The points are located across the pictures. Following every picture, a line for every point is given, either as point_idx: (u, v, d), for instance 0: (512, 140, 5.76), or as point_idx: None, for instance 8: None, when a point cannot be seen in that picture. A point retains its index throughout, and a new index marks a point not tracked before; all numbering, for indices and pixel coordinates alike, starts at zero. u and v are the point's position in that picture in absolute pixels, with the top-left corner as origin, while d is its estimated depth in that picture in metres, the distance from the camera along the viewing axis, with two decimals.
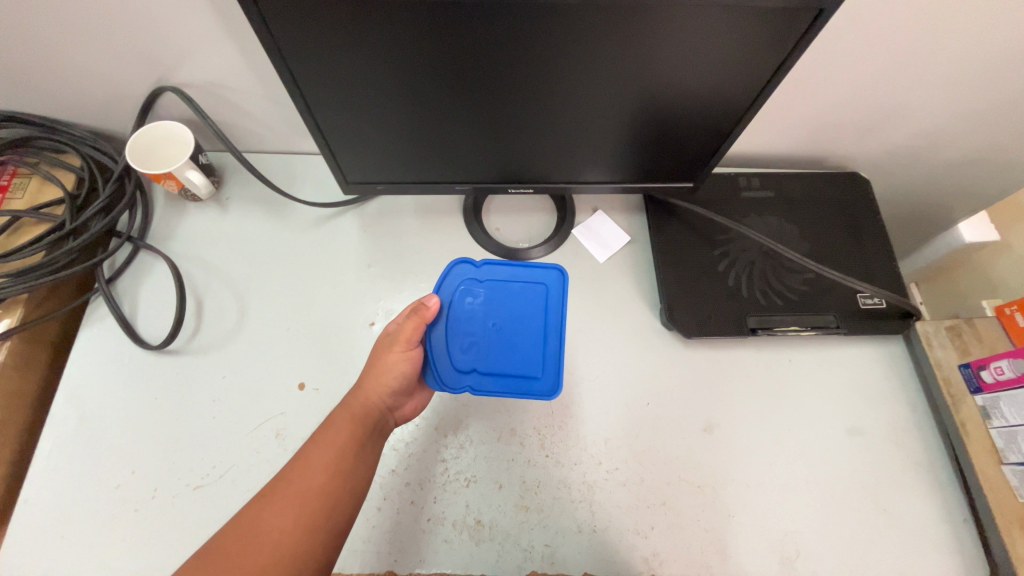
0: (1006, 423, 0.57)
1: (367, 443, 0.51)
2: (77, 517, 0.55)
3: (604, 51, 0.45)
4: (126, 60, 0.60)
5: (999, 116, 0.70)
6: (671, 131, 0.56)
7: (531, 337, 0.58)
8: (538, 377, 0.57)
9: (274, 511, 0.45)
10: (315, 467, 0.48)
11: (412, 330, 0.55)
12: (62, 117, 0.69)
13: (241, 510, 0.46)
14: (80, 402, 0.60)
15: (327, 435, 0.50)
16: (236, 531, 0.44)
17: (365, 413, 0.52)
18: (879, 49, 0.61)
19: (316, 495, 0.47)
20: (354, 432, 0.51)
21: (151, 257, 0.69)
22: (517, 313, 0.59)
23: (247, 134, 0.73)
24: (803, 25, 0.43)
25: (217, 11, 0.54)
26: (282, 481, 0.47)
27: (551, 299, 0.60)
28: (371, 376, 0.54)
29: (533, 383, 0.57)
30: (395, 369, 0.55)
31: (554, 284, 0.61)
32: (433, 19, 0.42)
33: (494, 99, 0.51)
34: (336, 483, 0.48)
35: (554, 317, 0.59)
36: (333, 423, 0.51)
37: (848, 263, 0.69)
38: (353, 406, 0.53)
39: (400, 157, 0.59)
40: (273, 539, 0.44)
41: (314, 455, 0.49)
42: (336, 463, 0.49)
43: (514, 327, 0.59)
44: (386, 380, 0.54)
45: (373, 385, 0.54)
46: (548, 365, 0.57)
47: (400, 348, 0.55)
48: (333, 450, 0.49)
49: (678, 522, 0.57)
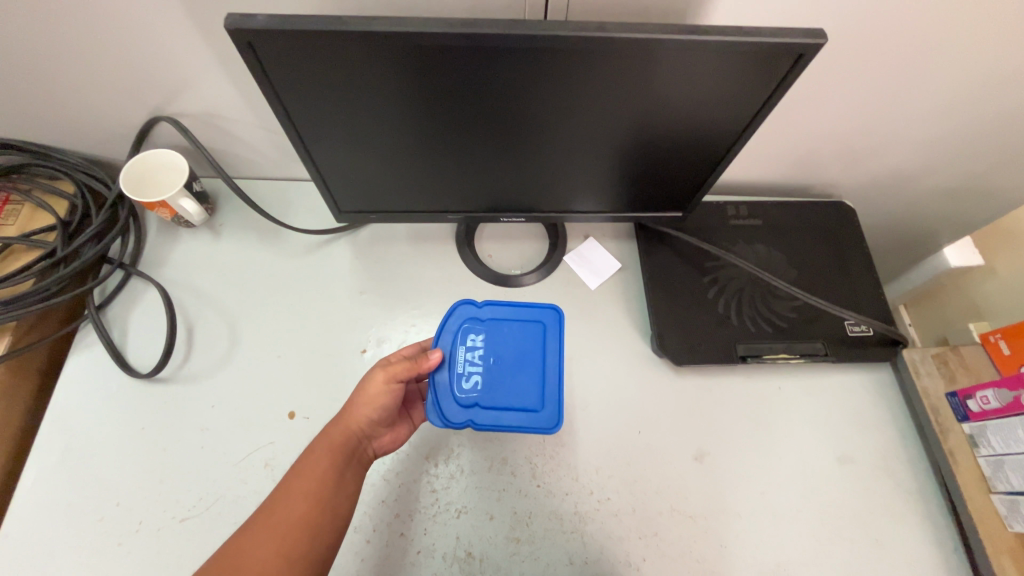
0: (994, 452, 0.57)
1: (346, 471, 0.50)
2: (58, 550, 0.54)
3: (593, 89, 0.46)
4: (125, 92, 0.61)
5: (976, 145, 0.72)
6: (659, 164, 0.57)
7: (530, 377, 0.59)
8: (540, 410, 0.57)
9: (256, 540, 0.44)
10: (295, 497, 0.47)
11: (401, 366, 0.54)
12: (57, 145, 0.69)
13: (223, 543, 0.44)
14: (66, 431, 0.60)
15: (306, 462, 0.49)
16: (216, 564, 0.43)
17: (345, 441, 0.51)
18: (859, 82, 0.63)
19: (298, 524, 0.46)
20: (333, 460, 0.50)
21: (143, 284, 0.69)
22: (516, 354, 0.60)
23: (242, 161, 0.74)
24: (785, 67, 0.44)
25: (215, 46, 0.56)
26: (263, 512, 0.46)
27: (549, 339, 0.60)
28: (354, 402, 0.53)
29: (534, 417, 0.57)
30: (377, 400, 0.53)
31: (552, 324, 0.61)
32: (428, 63, 0.43)
33: (487, 135, 0.52)
34: (318, 513, 0.47)
35: (552, 360, 0.59)
36: (312, 451, 0.50)
37: (835, 291, 0.71)
38: (333, 435, 0.51)
39: (394, 188, 0.60)
40: (255, 569, 0.43)
41: (294, 484, 0.48)
42: (316, 492, 0.48)
43: (514, 364, 0.59)
44: (369, 410, 0.53)
45: (354, 413, 0.52)
46: (547, 399, 0.58)
47: (381, 378, 0.54)
48: (314, 478, 0.48)
49: (672, 553, 0.57)
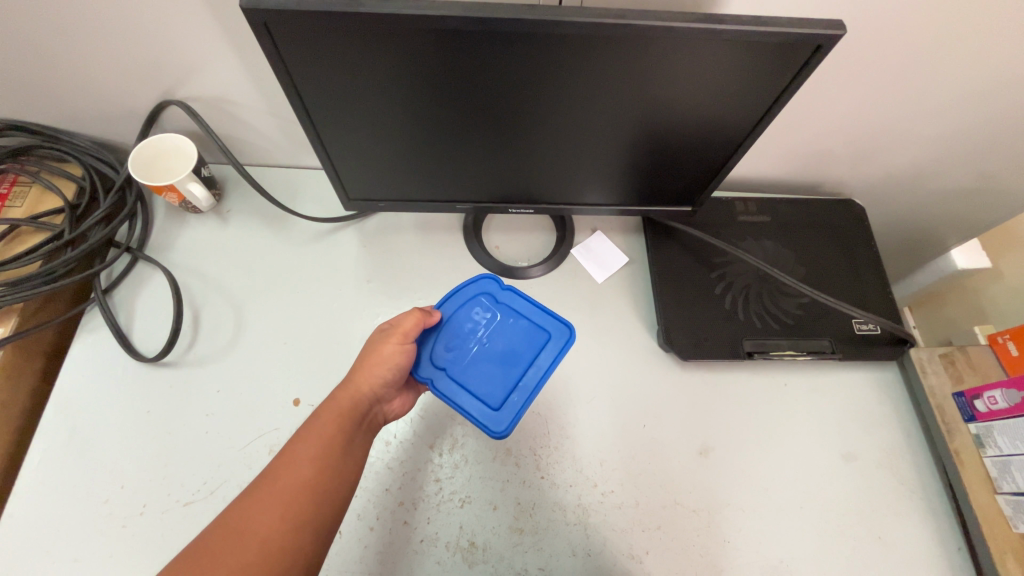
0: (1000, 452, 0.57)
1: (355, 437, 0.50)
2: (63, 531, 0.54)
3: (606, 78, 0.46)
4: (135, 75, 0.61)
5: (989, 147, 0.72)
6: (669, 156, 0.57)
7: (505, 375, 0.58)
8: (495, 410, 0.56)
9: (261, 505, 0.43)
10: (300, 462, 0.46)
11: (411, 324, 0.55)
12: (65, 128, 0.69)
13: (226, 508, 0.44)
14: (72, 413, 0.60)
15: (313, 428, 0.49)
16: (222, 529, 0.42)
17: (354, 406, 0.51)
18: (873, 79, 0.63)
19: (303, 490, 0.45)
20: (341, 425, 0.49)
21: (149, 268, 0.68)
22: (507, 347, 0.59)
23: (251, 148, 0.74)
24: (800, 59, 0.44)
25: (226, 31, 0.55)
26: (267, 476, 0.45)
27: (546, 351, 0.59)
28: (364, 365, 0.53)
29: (485, 412, 0.56)
30: (390, 360, 0.54)
31: (558, 340, 0.59)
32: (441, 47, 0.42)
33: (498, 123, 0.52)
34: (325, 480, 0.46)
35: (535, 373, 0.58)
36: (319, 418, 0.49)
37: (843, 288, 0.70)
38: (342, 400, 0.51)
39: (403, 176, 0.59)
40: (260, 535, 0.42)
41: (300, 449, 0.47)
42: (322, 458, 0.47)
43: (499, 357, 0.59)
44: (382, 372, 0.53)
45: (366, 374, 0.52)
46: (508, 404, 0.57)
47: (395, 341, 0.54)
48: (319, 443, 0.47)
49: (674, 547, 0.57)
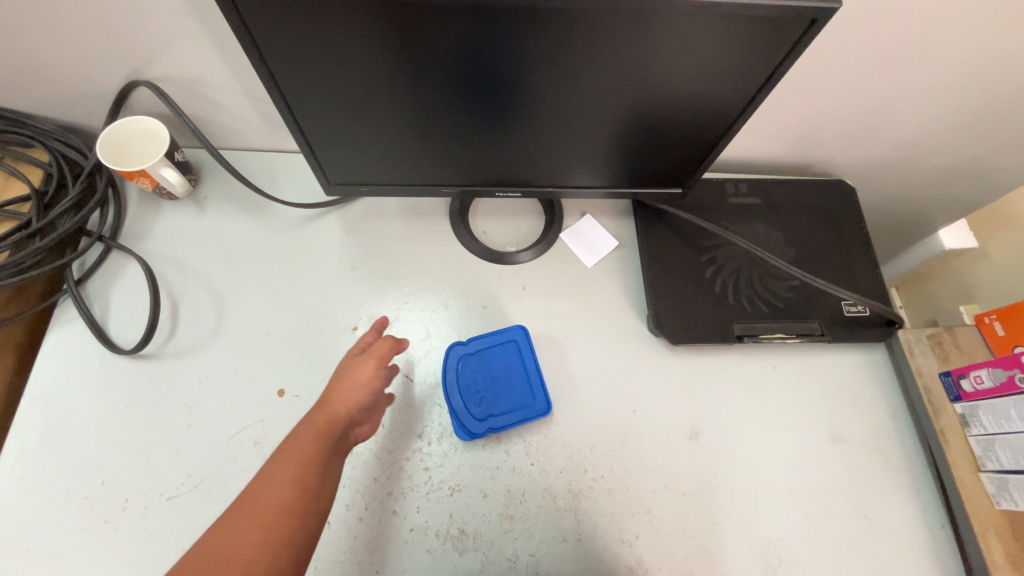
0: (985, 432, 0.57)
1: (332, 459, 0.48)
2: (42, 528, 0.53)
3: (595, 55, 0.44)
4: (99, 54, 0.58)
5: (980, 127, 0.71)
6: (659, 136, 0.55)
7: (517, 381, 0.62)
8: (535, 404, 0.61)
9: (240, 528, 0.42)
10: (278, 484, 0.44)
11: (385, 348, 0.54)
12: (28, 111, 0.66)
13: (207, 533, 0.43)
14: (47, 408, 0.58)
15: (289, 451, 0.47)
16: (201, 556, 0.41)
17: (330, 428, 0.49)
18: (868, 58, 0.61)
19: (281, 513, 0.43)
20: (318, 448, 0.47)
21: (124, 257, 0.66)
22: (503, 367, 0.63)
23: (226, 131, 0.71)
24: (796, 32, 0.42)
25: (191, 6, 0.52)
26: (245, 499, 0.44)
27: (524, 348, 0.64)
28: (341, 389, 0.51)
29: (532, 411, 0.61)
30: (367, 383, 0.52)
31: (524, 335, 0.64)
32: (420, 22, 0.40)
33: (483, 103, 0.50)
34: (306, 500, 0.45)
35: (531, 363, 0.63)
36: (296, 439, 0.47)
37: (832, 270, 0.70)
38: (318, 422, 0.48)
39: (386, 159, 0.57)
40: (241, 559, 0.41)
41: (275, 473, 0.45)
42: (301, 480, 0.45)
43: (505, 376, 0.62)
44: (360, 395, 0.51)
45: (343, 397, 0.50)
46: (536, 391, 0.62)
47: (372, 363, 0.53)
48: (296, 465, 0.46)
49: (664, 530, 0.57)
